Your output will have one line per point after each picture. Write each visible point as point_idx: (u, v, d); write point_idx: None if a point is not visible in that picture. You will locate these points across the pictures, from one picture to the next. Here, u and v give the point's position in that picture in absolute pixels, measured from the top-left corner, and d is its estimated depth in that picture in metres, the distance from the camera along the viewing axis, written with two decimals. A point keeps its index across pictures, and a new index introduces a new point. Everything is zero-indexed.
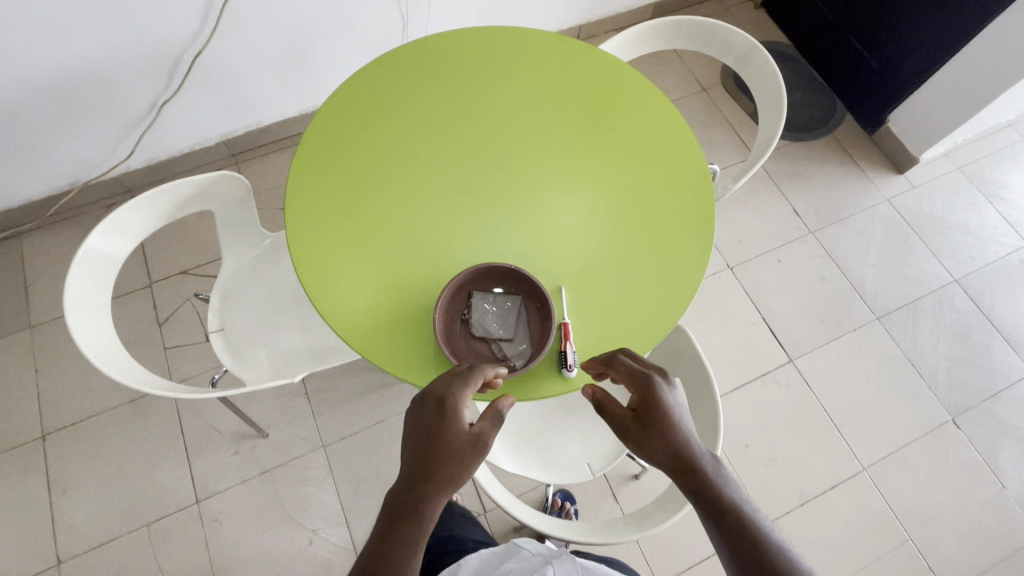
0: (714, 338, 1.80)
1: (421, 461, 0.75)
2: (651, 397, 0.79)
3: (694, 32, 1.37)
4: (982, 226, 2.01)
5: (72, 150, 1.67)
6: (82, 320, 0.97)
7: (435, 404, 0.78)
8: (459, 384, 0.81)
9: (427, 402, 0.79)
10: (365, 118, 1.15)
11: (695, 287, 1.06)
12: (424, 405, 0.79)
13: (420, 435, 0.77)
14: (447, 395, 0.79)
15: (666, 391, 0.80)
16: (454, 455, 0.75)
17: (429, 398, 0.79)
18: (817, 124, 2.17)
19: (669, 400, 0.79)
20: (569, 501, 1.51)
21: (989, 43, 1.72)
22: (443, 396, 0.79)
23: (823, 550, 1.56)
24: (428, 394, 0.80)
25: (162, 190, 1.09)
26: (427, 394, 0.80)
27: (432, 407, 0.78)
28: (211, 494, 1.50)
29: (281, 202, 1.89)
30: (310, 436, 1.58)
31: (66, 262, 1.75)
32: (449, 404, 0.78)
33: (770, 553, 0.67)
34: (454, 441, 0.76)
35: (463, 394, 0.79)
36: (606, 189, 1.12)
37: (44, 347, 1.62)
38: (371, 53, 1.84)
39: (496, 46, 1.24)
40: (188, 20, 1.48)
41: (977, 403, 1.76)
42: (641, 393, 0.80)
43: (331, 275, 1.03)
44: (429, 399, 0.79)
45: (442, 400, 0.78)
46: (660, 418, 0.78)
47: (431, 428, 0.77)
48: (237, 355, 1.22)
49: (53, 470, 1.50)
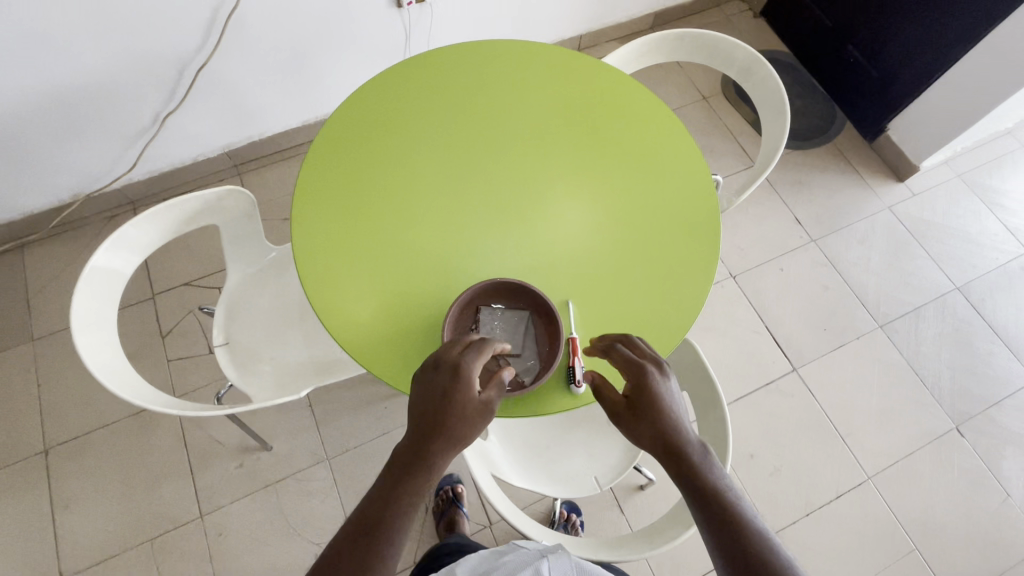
0: (718, 347, 1.80)
1: (426, 423, 0.75)
2: (643, 388, 0.79)
3: (697, 44, 1.38)
4: (982, 233, 2.02)
5: (75, 163, 1.67)
6: (88, 337, 0.97)
7: (447, 370, 0.77)
8: (472, 352, 0.78)
9: (438, 366, 0.78)
10: (370, 129, 1.15)
11: (700, 300, 1.06)
12: (434, 369, 0.78)
13: (429, 398, 0.76)
14: (459, 363, 0.77)
15: (660, 383, 0.79)
16: (461, 419, 0.75)
17: (440, 364, 0.78)
18: (817, 133, 2.18)
19: (663, 392, 0.79)
20: (575, 513, 1.50)
21: (987, 52, 1.73)
22: (455, 363, 0.77)
23: (829, 560, 1.56)
24: (440, 358, 0.79)
25: (169, 206, 1.09)
26: (439, 359, 0.79)
27: (443, 373, 0.77)
28: (214, 508, 1.49)
29: (284, 213, 1.89)
30: (314, 448, 1.58)
31: (68, 275, 1.74)
32: (460, 371, 0.76)
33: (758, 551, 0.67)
34: (464, 407, 0.75)
35: (476, 362, 0.77)
36: (610, 199, 1.13)
37: (46, 360, 1.62)
38: (373, 65, 1.85)
39: (500, 57, 1.25)
40: (191, 33, 1.48)
41: (980, 411, 1.76)
42: (633, 385, 0.80)
43: (335, 286, 1.03)
44: (441, 364, 0.78)
45: (453, 367, 0.77)
46: (653, 411, 0.77)
47: (441, 393, 0.75)
48: (242, 369, 1.22)
49: (55, 484, 1.49)
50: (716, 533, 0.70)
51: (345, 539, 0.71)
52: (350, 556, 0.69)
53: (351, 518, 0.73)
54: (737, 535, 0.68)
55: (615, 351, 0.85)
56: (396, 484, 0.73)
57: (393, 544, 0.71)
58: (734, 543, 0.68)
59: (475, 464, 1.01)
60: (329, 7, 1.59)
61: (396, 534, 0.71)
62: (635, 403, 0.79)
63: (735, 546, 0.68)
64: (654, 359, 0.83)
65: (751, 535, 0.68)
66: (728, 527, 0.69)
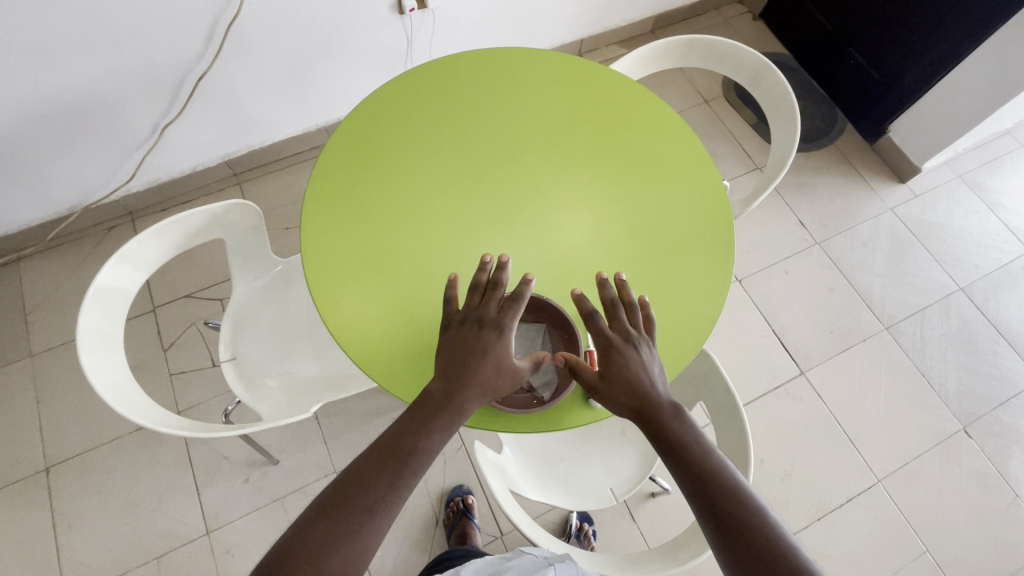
0: (726, 351, 1.79)
1: (458, 370, 0.79)
2: (614, 359, 0.81)
3: (706, 50, 1.38)
4: (984, 234, 2.03)
5: (72, 175, 1.64)
6: (95, 358, 0.95)
7: (487, 326, 0.81)
8: (512, 308, 0.82)
9: (479, 321, 0.82)
10: (378, 135, 1.14)
11: (716, 309, 1.06)
12: (473, 322, 0.82)
13: (464, 348, 0.80)
14: (502, 321, 0.82)
15: (633, 358, 0.81)
16: (493, 372, 0.80)
17: (482, 321, 0.81)
18: (818, 135, 2.19)
19: (638, 366, 0.80)
20: (587, 523, 1.49)
21: (988, 55, 1.73)
22: (497, 320, 0.82)
23: (842, 564, 1.56)
24: (480, 314, 0.82)
25: (174, 221, 1.07)
26: (479, 314, 0.82)
27: (482, 328, 0.81)
28: (222, 525, 1.47)
29: (287, 222, 1.87)
30: (322, 462, 1.56)
31: (67, 288, 1.71)
32: (503, 328, 0.81)
33: (739, 512, 0.69)
34: (499, 363, 0.80)
35: (516, 319, 0.82)
36: (622, 206, 1.12)
37: (46, 376, 1.58)
38: (376, 72, 1.83)
39: (508, 63, 1.24)
40: (191, 43, 1.46)
41: (987, 411, 1.77)
42: (606, 361, 0.81)
43: (345, 297, 1.01)
44: (481, 320, 0.82)
45: (496, 324, 0.81)
46: (627, 384, 0.79)
47: (475, 346, 0.80)
48: (250, 386, 1.19)
49: (57, 504, 1.46)
50: (695, 488, 0.72)
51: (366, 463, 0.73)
52: (371, 480, 0.71)
53: (373, 445, 0.75)
54: (713, 490, 0.71)
55: (591, 322, 0.83)
56: (423, 420, 0.77)
57: (416, 473, 0.73)
58: (709, 497, 0.70)
59: (493, 478, 0.99)
60: (331, 14, 1.57)
61: (421, 463, 0.74)
62: (607, 373, 0.81)
63: (710, 500, 0.70)
64: (626, 330, 0.83)
65: (725, 488, 0.71)
66: (702, 481, 0.72)
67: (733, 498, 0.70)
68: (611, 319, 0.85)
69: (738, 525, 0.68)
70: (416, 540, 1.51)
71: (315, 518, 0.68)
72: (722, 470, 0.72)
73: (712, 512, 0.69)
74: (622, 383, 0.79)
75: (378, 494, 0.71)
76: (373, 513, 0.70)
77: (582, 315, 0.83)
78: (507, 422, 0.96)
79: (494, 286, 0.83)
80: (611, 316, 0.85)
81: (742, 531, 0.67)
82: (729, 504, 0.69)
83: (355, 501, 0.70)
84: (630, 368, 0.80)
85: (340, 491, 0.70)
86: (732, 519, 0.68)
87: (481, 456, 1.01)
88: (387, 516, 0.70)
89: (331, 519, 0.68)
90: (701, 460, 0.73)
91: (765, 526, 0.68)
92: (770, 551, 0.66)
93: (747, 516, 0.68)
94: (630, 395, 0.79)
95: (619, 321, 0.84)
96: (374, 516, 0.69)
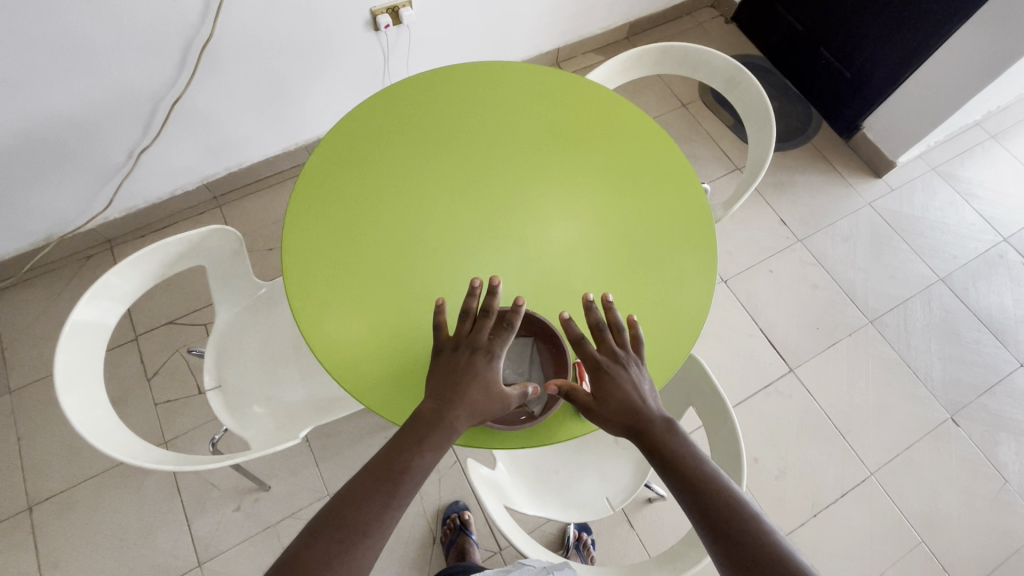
0: (714, 352, 1.81)
1: (450, 392, 0.79)
2: (604, 379, 0.81)
3: (681, 57, 1.39)
4: (960, 224, 2.08)
5: (45, 205, 1.60)
6: (75, 396, 0.93)
7: (478, 351, 0.81)
8: (503, 334, 0.83)
9: (471, 346, 0.82)
10: (358, 156, 1.13)
11: (699, 314, 1.06)
12: (465, 347, 0.82)
13: (456, 373, 0.80)
14: (493, 347, 0.82)
15: (623, 376, 0.81)
16: (483, 396, 0.79)
17: (473, 347, 0.81)
18: (795, 133, 2.22)
19: (627, 384, 0.81)
20: (586, 532, 1.49)
21: (953, 51, 1.78)
22: (488, 347, 0.82)
23: (838, 559, 1.56)
24: (471, 340, 0.82)
25: (153, 250, 1.05)
26: (470, 340, 0.82)
27: (474, 353, 0.81)
28: (213, 555, 1.44)
29: (270, 243, 1.85)
30: (315, 484, 1.54)
31: (44, 321, 1.67)
32: (493, 354, 0.82)
33: (734, 517, 0.69)
34: (490, 387, 0.80)
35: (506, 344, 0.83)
36: (602, 214, 1.13)
37: (26, 411, 1.54)
38: (355, 89, 1.83)
39: (486, 75, 1.25)
40: (166, 67, 1.44)
41: (973, 399, 1.80)
42: (597, 381, 0.82)
43: (327, 315, 1.00)
44: (473, 346, 0.82)
45: (487, 350, 0.82)
46: (618, 403, 0.80)
47: (466, 371, 0.80)
48: (236, 413, 1.17)
49: (41, 544, 1.42)
50: (692, 501, 0.72)
51: (362, 484, 0.72)
52: (365, 503, 0.70)
53: (369, 465, 0.74)
54: (708, 499, 0.71)
55: (580, 347, 0.83)
56: (416, 438, 0.76)
57: (408, 493, 0.72)
58: (704, 508, 0.70)
59: (487, 495, 0.98)
60: (304, 33, 1.56)
61: (414, 483, 0.73)
62: (599, 394, 0.81)
63: (705, 511, 0.70)
64: (613, 352, 0.83)
65: (718, 495, 0.71)
66: (698, 494, 0.71)
67: (728, 505, 0.70)
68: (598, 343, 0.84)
69: (738, 534, 0.67)
70: (414, 560, 1.49)
71: (310, 543, 0.67)
72: (716, 479, 0.72)
73: (707, 521, 0.69)
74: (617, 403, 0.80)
75: (374, 518, 0.69)
76: (368, 536, 0.68)
77: (571, 340, 0.83)
78: (497, 438, 0.96)
79: (485, 314, 0.83)
80: (599, 338, 0.85)
81: (739, 536, 0.67)
82: (724, 512, 0.69)
83: (350, 524, 0.68)
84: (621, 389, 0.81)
85: (335, 514, 0.69)
86: (730, 528, 0.68)
87: (474, 471, 1.00)
88: (381, 539, 0.69)
89: (327, 543, 0.67)
90: (694, 470, 0.73)
91: (763, 531, 0.67)
92: (769, 556, 0.65)
93: (744, 522, 0.68)
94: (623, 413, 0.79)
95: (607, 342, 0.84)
96: (368, 539, 0.68)
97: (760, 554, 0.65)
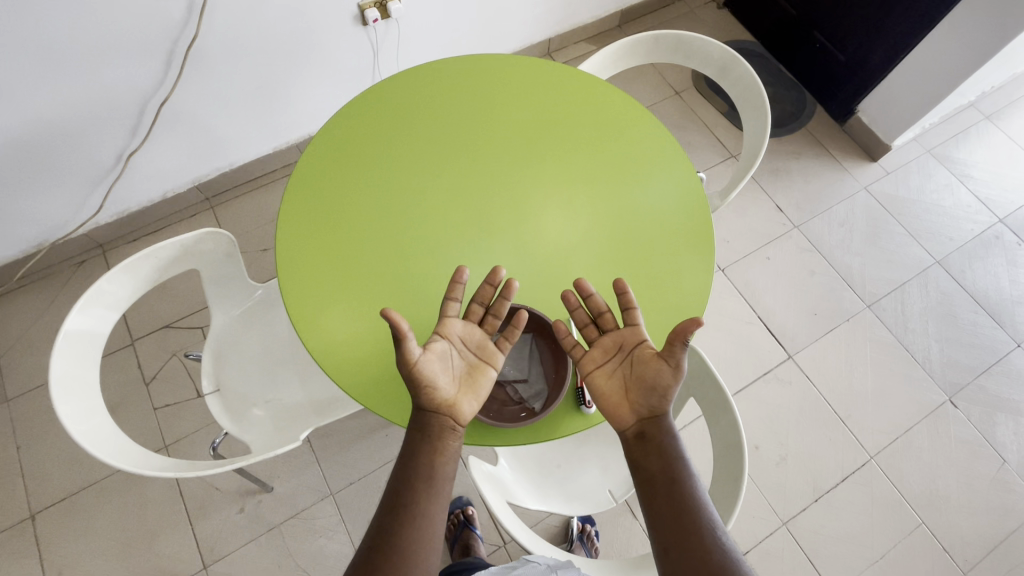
0: (713, 340, 1.81)
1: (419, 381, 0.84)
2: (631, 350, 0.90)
3: (674, 43, 1.38)
4: (956, 206, 2.07)
5: (35, 211, 1.58)
6: (72, 405, 0.92)
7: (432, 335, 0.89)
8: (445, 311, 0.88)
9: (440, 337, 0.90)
10: (350, 155, 1.12)
11: (700, 304, 1.05)
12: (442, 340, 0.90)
13: None
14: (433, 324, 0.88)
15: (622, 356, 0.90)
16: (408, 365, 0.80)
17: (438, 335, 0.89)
18: (790, 118, 2.21)
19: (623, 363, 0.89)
20: (590, 524, 1.50)
21: (946, 32, 1.77)
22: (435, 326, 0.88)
23: (838, 542, 1.58)
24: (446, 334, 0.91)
25: (144, 255, 1.03)
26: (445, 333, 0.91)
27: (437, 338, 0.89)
28: (218, 558, 1.44)
29: (264, 244, 1.83)
30: (318, 485, 1.54)
31: (39, 327, 1.66)
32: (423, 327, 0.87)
33: (692, 517, 0.72)
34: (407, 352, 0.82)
35: (521, 328, 0.88)
36: (598, 209, 1.12)
37: (23, 419, 1.54)
38: (346, 85, 1.80)
39: (476, 71, 1.23)
40: (152, 68, 1.42)
41: (971, 380, 1.81)
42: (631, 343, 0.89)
43: (325, 317, 0.99)
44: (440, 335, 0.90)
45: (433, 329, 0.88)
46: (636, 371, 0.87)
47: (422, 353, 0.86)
48: (236, 416, 1.17)
49: (45, 551, 1.42)
50: (650, 497, 0.75)
51: (388, 509, 0.73)
52: (390, 520, 0.72)
53: (388, 491, 0.75)
54: (667, 496, 0.74)
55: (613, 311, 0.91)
56: (430, 448, 0.78)
57: (422, 498, 0.74)
58: (671, 507, 0.73)
59: (491, 492, 0.97)
60: (290, 30, 1.54)
61: (431, 483, 0.75)
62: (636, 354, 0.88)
63: (662, 511, 0.73)
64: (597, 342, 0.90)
65: (683, 497, 0.73)
66: (669, 495, 0.74)
67: (688, 507, 0.73)
68: (602, 329, 0.90)
69: (696, 538, 0.70)
70: None
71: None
72: (686, 478, 0.75)
73: (665, 522, 0.72)
74: (648, 380, 0.81)
75: (406, 538, 0.70)
76: (406, 557, 0.69)
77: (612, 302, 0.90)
78: (500, 435, 0.95)
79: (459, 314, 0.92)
80: (600, 321, 0.90)
81: (694, 538, 0.70)
82: (683, 512, 0.72)
83: (383, 550, 0.69)
84: (612, 376, 0.85)
85: (370, 545, 0.70)
86: (689, 533, 0.70)
87: (476, 468, 1.00)
88: (422, 557, 0.70)
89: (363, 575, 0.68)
90: (663, 465, 0.76)
91: (711, 534, 0.71)
92: (718, 559, 0.68)
93: (702, 530, 0.71)
94: (650, 394, 0.81)
95: (596, 332, 0.90)
96: (410, 558, 0.69)
97: (710, 560, 0.68)
